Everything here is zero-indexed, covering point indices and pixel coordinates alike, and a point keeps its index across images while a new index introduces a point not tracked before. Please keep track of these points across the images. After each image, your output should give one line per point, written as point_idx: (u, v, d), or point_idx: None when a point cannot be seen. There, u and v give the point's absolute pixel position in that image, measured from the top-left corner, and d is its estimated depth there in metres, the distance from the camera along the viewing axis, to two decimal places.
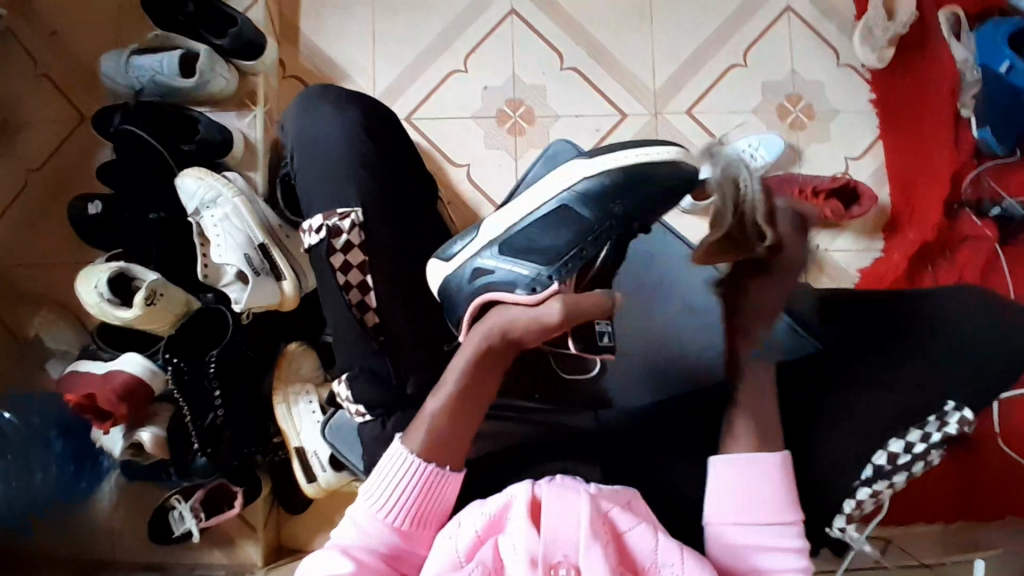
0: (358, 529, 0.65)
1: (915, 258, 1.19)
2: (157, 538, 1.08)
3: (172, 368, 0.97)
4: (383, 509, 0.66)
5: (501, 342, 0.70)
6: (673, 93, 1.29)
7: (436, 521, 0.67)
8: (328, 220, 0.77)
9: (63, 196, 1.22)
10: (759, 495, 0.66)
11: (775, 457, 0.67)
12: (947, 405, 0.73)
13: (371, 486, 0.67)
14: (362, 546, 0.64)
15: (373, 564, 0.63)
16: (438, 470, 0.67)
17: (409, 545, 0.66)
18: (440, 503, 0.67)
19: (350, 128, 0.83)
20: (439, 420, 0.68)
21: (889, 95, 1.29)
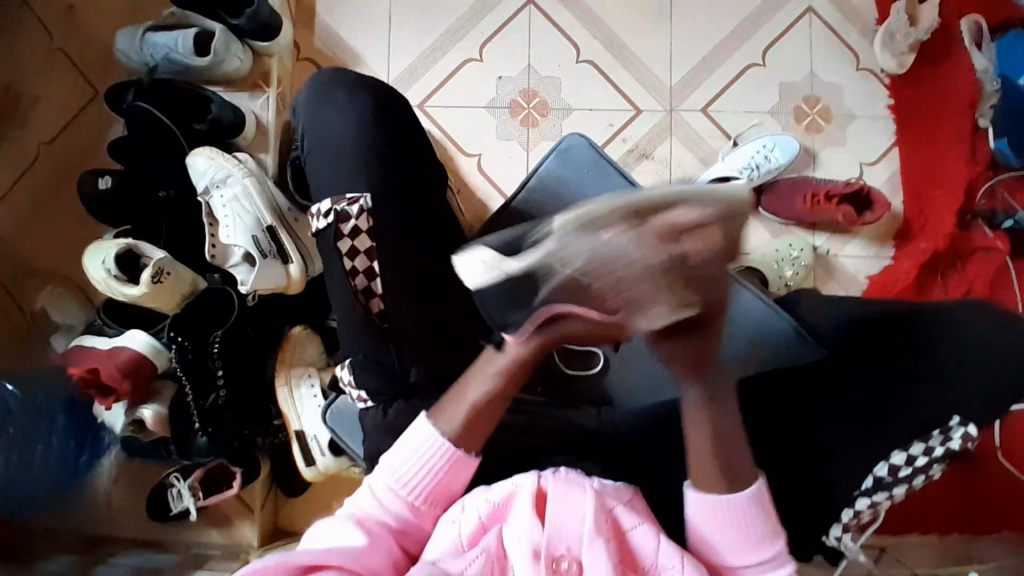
0: (376, 499, 0.66)
1: (926, 266, 1.19)
2: (155, 517, 1.09)
3: (174, 347, 0.96)
4: (404, 483, 0.66)
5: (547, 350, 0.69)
6: (689, 90, 1.27)
7: (446, 502, 0.67)
8: (337, 204, 0.77)
9: (73, 171, 1.22)
10: (737, 524, 0.63)
11: (743, 494, 0.63)
12: (953, 421, 0.72)
13: (394, 459, 0.67)
14: (378, 516, 0.65)
15: (385, 538, 0.64)
16: (463, 455, 0.67)
17: (423, 522, 0.66)
18: (455, 488, 0.67)
19: (361, 113, 0.82)
20: (479, 409, 0.67)
21: (908, 101, 1.26)
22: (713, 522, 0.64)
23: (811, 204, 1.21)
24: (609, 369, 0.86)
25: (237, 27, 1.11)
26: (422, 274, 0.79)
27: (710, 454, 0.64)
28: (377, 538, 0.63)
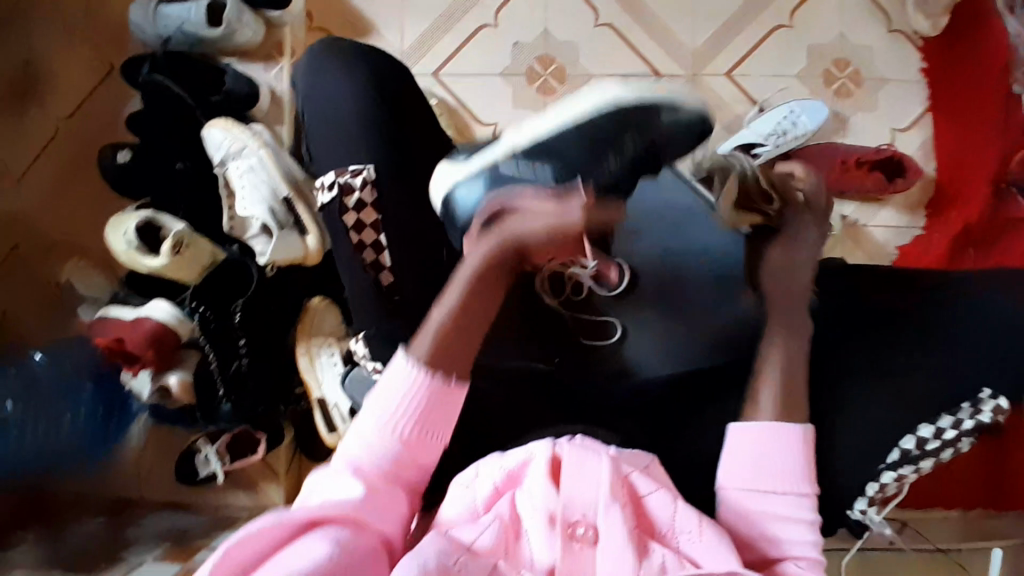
0: (367, 440, 0.65)
1: (956, 241, 1.14)
2: (184, 481, 1.12)
3: (198, 317, 1.00)
4: (391, 421, 0.65)
5: (513, 251, 0.70)
6: (713, 54, 1.23)
7: (440, 432, 0.66)
8: (340, 176, 0.76)
9: (94, 144, 1.22)
10: (776, 463, 0.65)
11: (793, 426, 0.66)
12: (983, 394, 0.71)
13: (376, 395, 0.66)
14: (371, 456, 0.64)
15: (382, 484, 0.63)
16: (443, 382, 0.66)
17: (416, 458, 0.65)
18: (446, 419, 0.67)
19: (369, 80, 0.80)
20: (445, 334, 0.67)
21: (944, 63, 1.21)
22: (751, 462, 0.65)
23: (840, 171, 1.17)
24: (626, 336, 0.79)
25: None
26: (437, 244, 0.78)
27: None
28: (375, 484, 0.63)
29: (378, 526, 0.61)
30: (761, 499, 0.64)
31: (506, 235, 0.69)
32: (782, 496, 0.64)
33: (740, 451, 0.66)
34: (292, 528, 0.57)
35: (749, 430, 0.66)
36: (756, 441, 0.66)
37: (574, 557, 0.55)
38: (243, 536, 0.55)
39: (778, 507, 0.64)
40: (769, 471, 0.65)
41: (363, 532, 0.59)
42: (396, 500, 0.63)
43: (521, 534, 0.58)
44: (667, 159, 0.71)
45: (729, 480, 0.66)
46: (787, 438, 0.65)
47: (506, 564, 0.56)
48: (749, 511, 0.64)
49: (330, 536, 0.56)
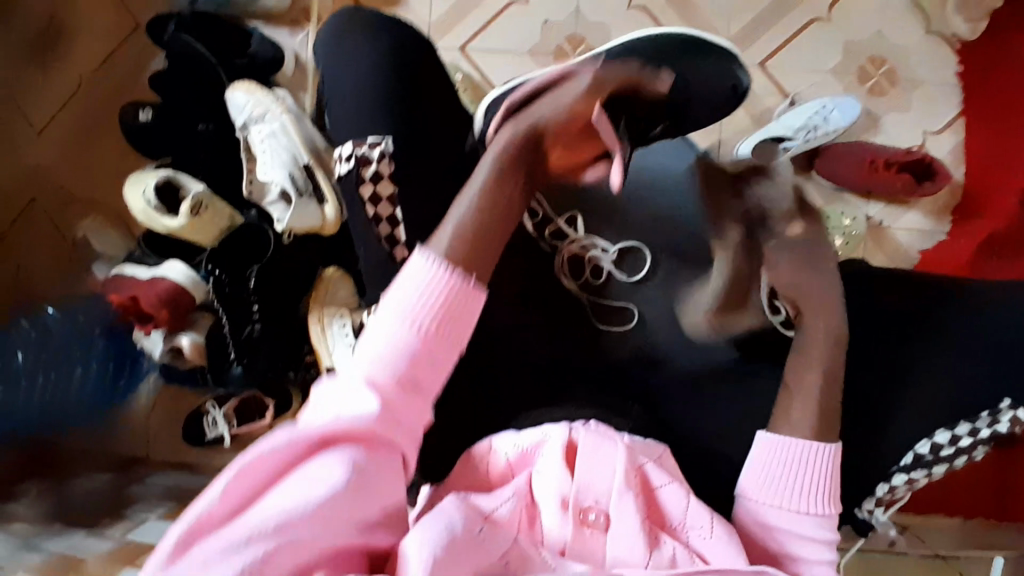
0: (384, 333, 0.56)
1: (980, 247, 1.11)
2: (191, 442, 1.13)
3: (213, 279, 0.99)
4: (413, 319, 0.56)
5: (534, 136, 0.65)
6: (747, 42, 1.20)
7: (464, 333, 0.58)
8: (357, 148, 0.73)
9: (117, 102, 1.22)
10: (802, 479, 0.62)
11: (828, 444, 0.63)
12: (1003, 403, 0.69)
13: (399, 289, 0.57)
14: (390, 354, 0.55)
15: (401, 387, 0.55)
16: (471, 285, 0.58)
17: (437, 355, 0.56)
18: (470, 314, 0.58)
19: (393, 45, 0.78)
20: (471, 234, 0.61)
21: (982, 66, 1.17)
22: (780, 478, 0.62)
23: (868, 171, 1.14)
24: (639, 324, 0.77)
25: None
26: None
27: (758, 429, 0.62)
28: (391, 393, 0.54)
29: (396, 438, 0.54)
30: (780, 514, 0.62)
31: (525, 123, 0.65)
32: (808, 517, 0.61)
33: (769, 466, 0.63)
34: (300, 448, 0.51)
35: (775, 443, 0.63)
36: (779, 454, 0.63)
37: (584, 543, 0.55)
38: (249, 460, 0.49)
39: (798, 525, 0.61)
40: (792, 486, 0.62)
41: (380, 448, 0.53)
42: (415, 404, 0.56)
43: (535, 517, 0.57)
44: (695, 113, 0.76)
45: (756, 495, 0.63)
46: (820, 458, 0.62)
47: (522, 538, 0.54)
48: (766, 524, 0.62)
49: (345, 461, 0.50)
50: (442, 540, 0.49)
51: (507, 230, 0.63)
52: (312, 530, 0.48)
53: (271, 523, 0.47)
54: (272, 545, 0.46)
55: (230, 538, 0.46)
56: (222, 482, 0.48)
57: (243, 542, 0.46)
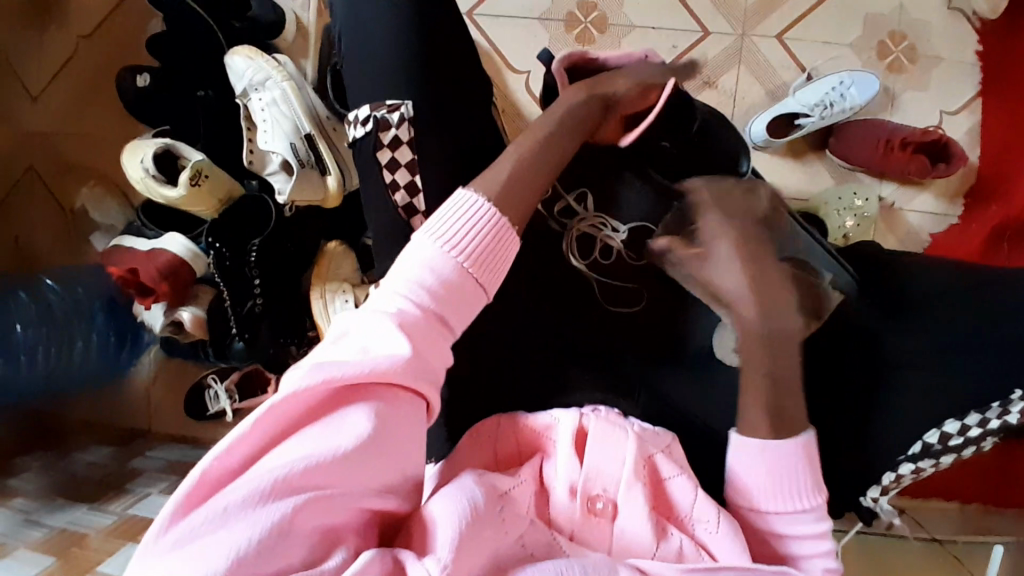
0: (423, 267, 0.55)
1: (993, 232, 1.09)
2: (190, 413, 1.12)
3: (213, 253, 0.96)
4: (448, 252, 0.56)
5: (591, 110, 0.71)
6: (765, 13, 1.16)
7: (496, 276, 0.59)
8: (376, 111, 0.72)
9: (114, 66, 1.18)
10: (794, 477, 0.59)
11: (789, 443, 0.59)
12: (1015, 395, 0.67)
13: (434, 221, 0.57)
14: (427, 288, 0.55)
15: (435, 322, 0.54)
16: (507, 228, 0.59)
17: (471, 294, 0.57)
18: (504, 261, 0.59)
19: (397, 2, 0.72)
20: (514, 181, 0.62)
21: (1004, 45, 1.14)
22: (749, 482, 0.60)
23: (883, 151, 1.12)
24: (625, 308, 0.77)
25: None
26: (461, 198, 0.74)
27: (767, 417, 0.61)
28: (424, 336, 0.53)
29: (425, 390, 0.52)
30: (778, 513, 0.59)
31: (590, 100, 0.72)
32: (785, 517, 0.59)
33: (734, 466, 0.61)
34: (327, 394, 0.47)
35: (761, 449, 0.60)
36: (766, 457, 0.59)
37: (592, 531, 0.55)
38: (277, 400, 0.45)
39: (792, 522, 0.59)
40: (783, 487, 0.59)
41: (409, 402, 0.50)
42: (444, 351, 0.55)
43: (545, 503, 0.56)
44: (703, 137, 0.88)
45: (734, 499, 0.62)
46: (780, 460, 0.59)
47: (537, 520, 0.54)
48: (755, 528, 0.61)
49: (373, 412, 0.48)
50: (465, 516, 0.48)
51: (533, 181, 0.63)
52: (332, 486, 0.45)
53: (294, 473, 0.44)
54: (293, 498, 0.43)
55: (251, 488, 0.42)
56: (246, 423, 0.44)
57: (263, 493, 0.42)
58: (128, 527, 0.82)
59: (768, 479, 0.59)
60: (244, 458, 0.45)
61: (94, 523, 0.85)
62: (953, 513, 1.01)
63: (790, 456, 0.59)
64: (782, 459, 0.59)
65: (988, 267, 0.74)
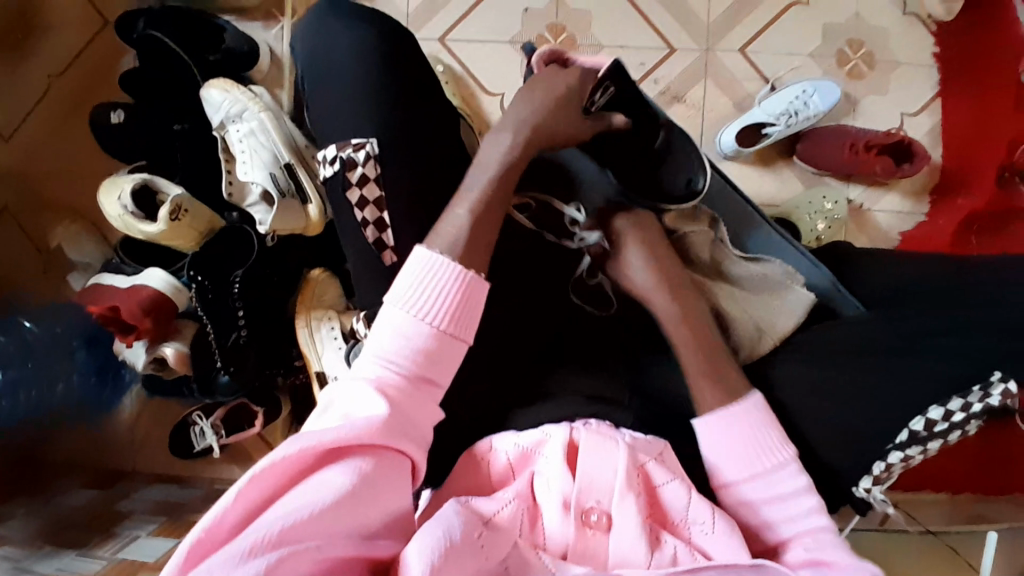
0: (398, 337, 0.59)
1: (960, 226, 1.17)
2: (179, 453, 1.11)
3: (195, 286, 0.95)
4: (420, 318, 0.60)
5: (527, 135, 0.70)
6: (729, 27, 1.20)
7: (474, 330, 0.62)
8: (343, 150, 0.73)
9: (86, 104, 1.18)
10: (755, 444, 0.64)
11: (751, 398, 0.65)
12: (993, 376, 0.65)
13: (403, 287, 0.61)
14: (405, 354, 0.59)
15: (412, 385, 0.59)
16: (475, 277, 0.62)
17: (450, 352, 0.60)
18: (476, 310, 0.62)
19: (369, 35, 0.75)
20: (478, 227, 0.64)
21: (956, 48, 1.19)
22: (730, 444, 0.64)
23: (849, 155, 1.15)
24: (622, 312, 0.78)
25: None
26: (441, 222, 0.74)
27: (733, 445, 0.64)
28: (403, 398, 0.58)
29: (408, 447, 0.57)
30: (749, 484, 0.63)
31: (523, 128, 0.70)
32: (778, 477, 0.63)
33: (708, 436, 0.65)
34: (309, 458, 0.52)
35: (707, 422, 0.65)
36: (715, 427, 0.64)
37: (587, 544, 0.55)
38: (260, 468, 0.49)
39: (770, 490, 0.63)
40: (743, 454, 0.63)
41: (389, 456, 0.55)
42: (432, 409, 0.60)
43: (538, 517, 0.57)
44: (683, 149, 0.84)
45: (725, 472, 0.64)
46: (745, 419, 0.64)
47: (524, 540, 0.55)
48: (745, 500, 0.63)
49: (354, 468, 0.52)
50: (439, 547, 0.49)
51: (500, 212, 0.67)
52: (313, 539, 0.48)
53: (276, 530, 0.47)
54: (273, 553, 0.46)
55: (236, 546, 0.46)
56: (232, 490, 0.48)
57: (247, 551, 0.45)
58: (117, 572, 0.80)
59: (744, 438, 0.64)
60: (236, 522, 0.49)
61: (82, 569, 0.82)
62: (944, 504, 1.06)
63: (753, 410, 0.65)
64: (747, 415, 0.64)
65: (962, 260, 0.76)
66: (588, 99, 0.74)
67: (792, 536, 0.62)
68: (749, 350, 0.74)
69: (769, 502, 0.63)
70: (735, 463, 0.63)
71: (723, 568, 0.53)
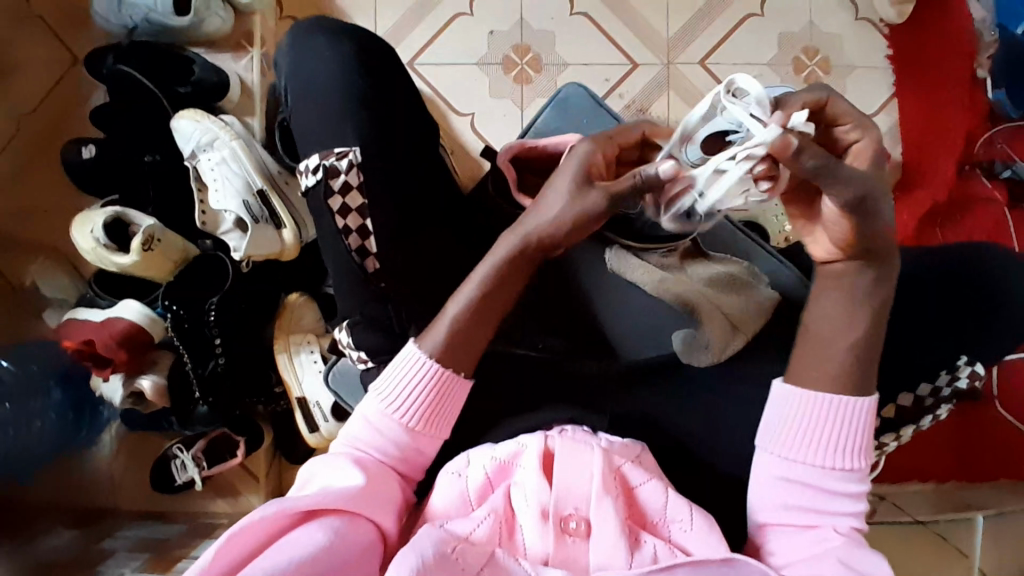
0: (372, 431, 0.65)
1: (926, 218, 1.20)
2: (160, 489, 1.09)
3: (171, 315, 0.95)
4: (395, 411, 0.65)
5: (535, 247, 0.64)
6: (688, 41, 1.24)
7: (447, 422, 0.66)
8: (325, 159, 0.73)
9: (58, 142, 1.18)
10: (839, 433, 0.62)
11: (865, 399, 0.63)
12: (960, 361, 0.74)
13: (382, 382, 0.66)
14: (377, 445, 0.65)
15: (382, 471, 0.63)
16: (452, 375, 0.65)
17: (421, 444, 0.66)
18: (451, 408, 0.66)
19: (343, 55, 0.76)
20: (459, 324, 0.65)
21: (907, 50, 1.24)
22: (804, 428, 0.63)
23: None
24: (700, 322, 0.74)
25: None
26: (416, 239, 0.75)
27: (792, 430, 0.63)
28: (375, 476, 0.62)
29: (381, 518, 0.60)
30: (804, 467, 0.63)
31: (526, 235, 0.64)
32: (828, 471, 0.62)
33: (792, 408, 0.64)
34: (289, 518, 0.56)
35: (806, 395, 0.63)
36: (808, 404, 0.63)
37: (567, 552, 0.56)
38: (238, 528, 0.53)
39: (823, 480, 0.63)
40: (821, 438, 0.62)
41: (363, 524, 0.58)
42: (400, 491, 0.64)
43: (514, 528, 0.58)
44: None
45: (785, 447, 0.64)
46: (850, 415, 0.62)
47: (502, 552, 0.56)
48: (779, 474, 0.64)
49: (329, 530, 0.56)
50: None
51: (495, 315, 0.66)
52: None
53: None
54: None
55: None
56: (210, 550, 0.52)
57: None
58: None
59: (829, 427, 0.63)
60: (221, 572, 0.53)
61: None
62: (930, 492, 1.09)
63: (859, 411, 0.62)
64: (851, 412, 0.62)
65: (921, 250, 0.79)
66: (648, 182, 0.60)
67: (802, 513, 0.63)
68: (714, 354, 0.73)
69: (798, 486, 0.63)
70: (805, 446, 0.63)
71: (697, 564, 0.55)
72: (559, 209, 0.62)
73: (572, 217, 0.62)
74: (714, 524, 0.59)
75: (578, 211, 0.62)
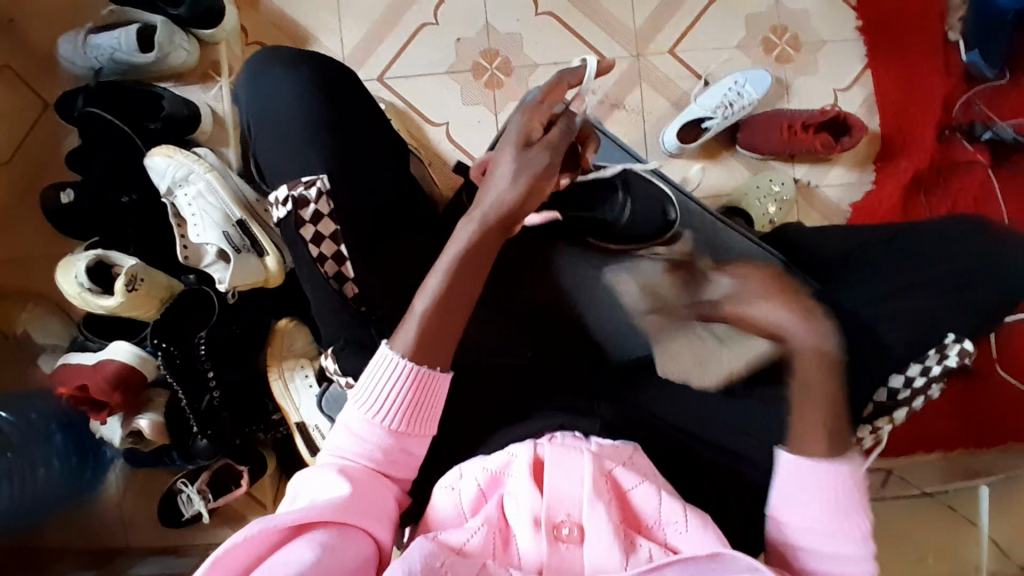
0: (355, 438, 0.65)
1: (909, 187, 1.19)
2: (167, 522, 1.08)
3: (161, 353, 0.95)
4: (375, 416, 0.65)
5: (494, 218, 0.68)
6: (656, 31, 1.24)
7: (430, 419, 0.67)
8: (294, 189, 0.73)
9: (35, 190, 1.18)
10: (838, 500, 0.61)
11: (848, 459, 0.62)
12: (947, 339, 0.73)
13: (359, 389, 0.66)
14: (361, 452, 0.65)
15: (370, 478, 0.63)
16: (428, 371, 0.66)
17: (406, 447, 0.66)
18: (431, 403, 0.66)
19: (303, 79, 0.76)
20: (429, 324, 0.66)
21: (878, 19, 1.24)
22: (802, 496, 0.62)
23: (788, 136, 1.17)
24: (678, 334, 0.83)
25: (179, 17, 1.07)
26: (392, 260, 0.75)
27: (809, 408, 0.65)
28: (363, 487, 0.62)
29: (372, 526, 0.60)
30: (815, 537, 0.62)
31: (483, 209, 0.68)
32: (836, 533, 0.61)
33: (785, 481, 0.63)
34: (278, 534, 0.56)
35: (796, 467, 0.62)
36: (811, 472, 0.62)
37: (561, 558, 0.56)
38: (221, 550, 0.52)
39: (837, 546, 0.61)
40: (819, 505, 0.62)
41: (353, 534, 0.58)
42: (389, 498, 0.64)
43: (510, 539, 0.58)
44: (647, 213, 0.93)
45: (789, 521, 0.63)
46: (839, 479, 0.62)
47: (495, 563, 0.56)
48: (795, 546, 0.63)
49: (320, 545, 0.55)
50: None
51: (463, 311, 0.68)
52: None
53: None
54: None
55: None
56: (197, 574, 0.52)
57: None
58: None
59: (824, 493, 0.62)
60: None
61: None
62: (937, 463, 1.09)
63: (846, 473, 0.62)
64: (838, 475, 0.62)
65: None
66: (561, 131, 0.70)
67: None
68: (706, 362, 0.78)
69: (816, 552, 0.62)
70: (808, 515, 0.62)
71: (684, 562, 0.55)
72: (504, 176, 0.68)
73: (518, 180, 0.68)
74: (711, 524, 0.59)
75: (520, 170, 0.68)
